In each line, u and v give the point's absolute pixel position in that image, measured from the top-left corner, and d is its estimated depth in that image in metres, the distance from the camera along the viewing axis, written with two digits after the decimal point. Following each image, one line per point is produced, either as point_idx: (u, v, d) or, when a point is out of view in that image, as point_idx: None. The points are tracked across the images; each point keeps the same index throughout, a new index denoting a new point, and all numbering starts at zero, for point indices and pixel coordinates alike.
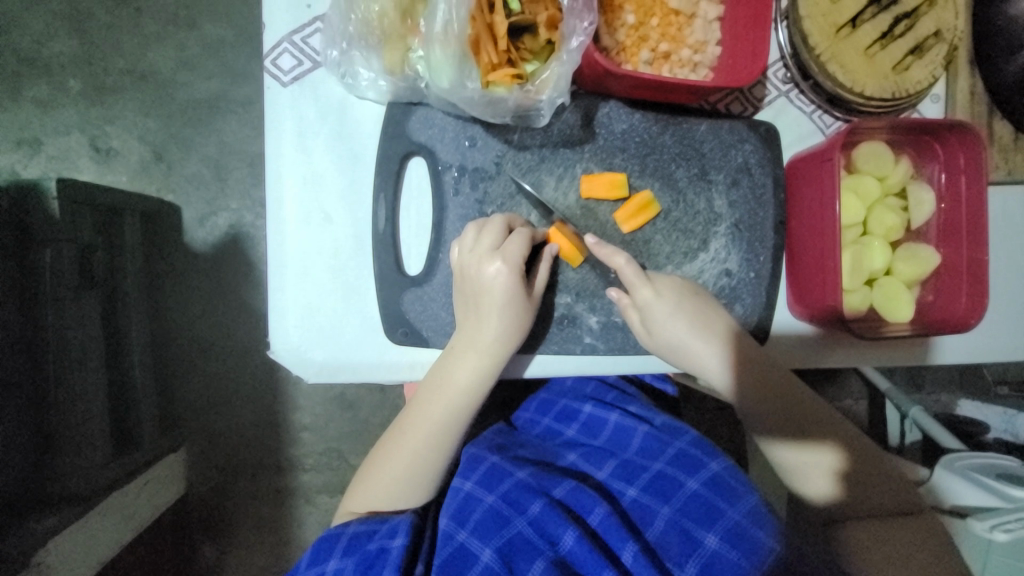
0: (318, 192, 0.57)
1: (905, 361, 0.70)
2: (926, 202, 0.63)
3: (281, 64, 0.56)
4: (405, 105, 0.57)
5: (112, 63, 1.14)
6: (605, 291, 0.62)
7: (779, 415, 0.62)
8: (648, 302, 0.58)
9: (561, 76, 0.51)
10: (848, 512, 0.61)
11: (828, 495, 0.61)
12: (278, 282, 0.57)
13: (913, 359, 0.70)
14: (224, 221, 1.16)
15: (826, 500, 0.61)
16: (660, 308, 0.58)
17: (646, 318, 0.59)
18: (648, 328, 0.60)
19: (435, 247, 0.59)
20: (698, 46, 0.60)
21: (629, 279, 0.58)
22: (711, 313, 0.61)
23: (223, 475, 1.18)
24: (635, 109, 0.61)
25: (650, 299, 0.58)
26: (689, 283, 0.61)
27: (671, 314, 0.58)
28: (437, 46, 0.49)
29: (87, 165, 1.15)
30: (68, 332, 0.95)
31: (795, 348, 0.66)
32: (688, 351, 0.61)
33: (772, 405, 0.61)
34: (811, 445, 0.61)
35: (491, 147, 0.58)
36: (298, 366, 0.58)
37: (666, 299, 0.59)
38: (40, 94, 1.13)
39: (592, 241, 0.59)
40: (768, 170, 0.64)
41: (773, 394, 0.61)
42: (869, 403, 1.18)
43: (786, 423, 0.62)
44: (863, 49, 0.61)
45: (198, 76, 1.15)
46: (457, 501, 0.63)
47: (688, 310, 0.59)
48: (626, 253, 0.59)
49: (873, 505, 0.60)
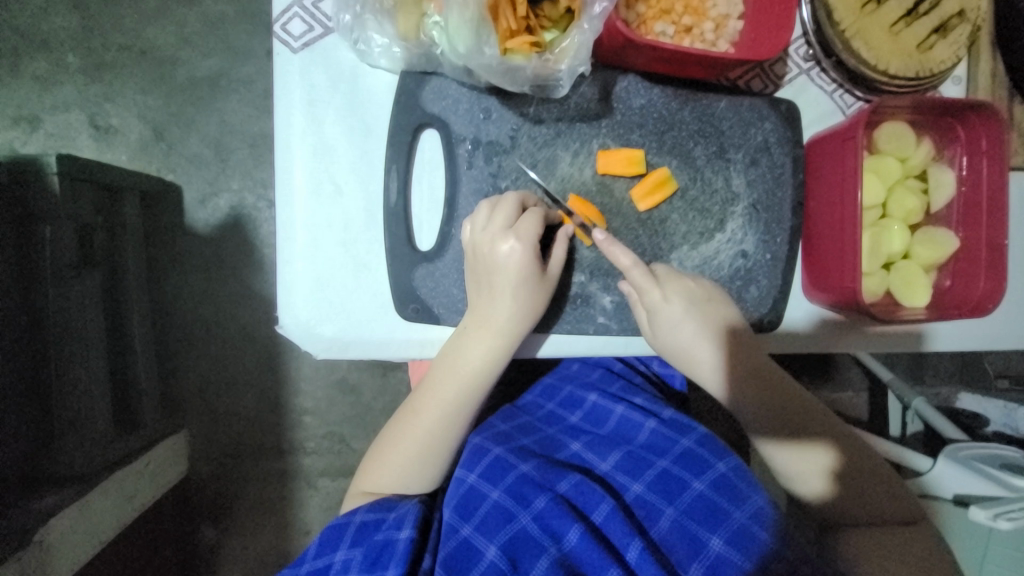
0: (328, 164, 0.56)
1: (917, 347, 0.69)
2: (945, 185, 0.62)
3: (291, 30, 0.54)
4: (418, 75, 0.55)
5: (112, 39, 1.12)
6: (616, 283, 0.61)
7: (773, 413, 0.62)
8: (657, 304, 0.58)
9: (582, 45, 0.49)
10: (841, 513, 0.60)
11: (812, 483, 0.61)
12: (288, 256, 0.56)
13: (920, 345, 0.69)
14: (226, 202, 1.15)
15: (819, 497, 0.61)
16: (668, 314, 0.58)
17: (654, 322, 0.59)
18: (655, 332, 0.60)
19: (448, 222, 0.57)
20: (719, 20, 0.58)
21: (637, 278, 0.58)
22: (719, 316, 0.60)
23: (225, 458, 1.18)
24: (653, 84, 0.59)
25: (660, 302, 0.58)
26: (696, 280, 0.60)
27: (678, 320, 0.58)
28: (456, 9, 0.47)
29: (86, 143, 1.12)
30: (69, 315, 0.93)
31: (804, 331, 0.66)
32: (683, 345, 0.61)
33: (767, 403, 0.62)
34: (807, 445, 0.61)
35: (506, 120, 0.57)
36: (306, 341, 0.56)
37: (676, 306, 0.58)
38: (38, 69, 1.11)
39: (601, 236, 0.57)
40: (786, 150, 0.63)
41: (767, 393, 0.62)
42: (874, 394, 1.17)
43: (780, 422, 0.62)
44: (888, 26, 0.59)
45: (199, 54, 1.12)
46: (461, 493, 0.63)
47: (696, 317, 0.59)
48: (635, 255, 0.58)
49: (870, 506, 0.60)
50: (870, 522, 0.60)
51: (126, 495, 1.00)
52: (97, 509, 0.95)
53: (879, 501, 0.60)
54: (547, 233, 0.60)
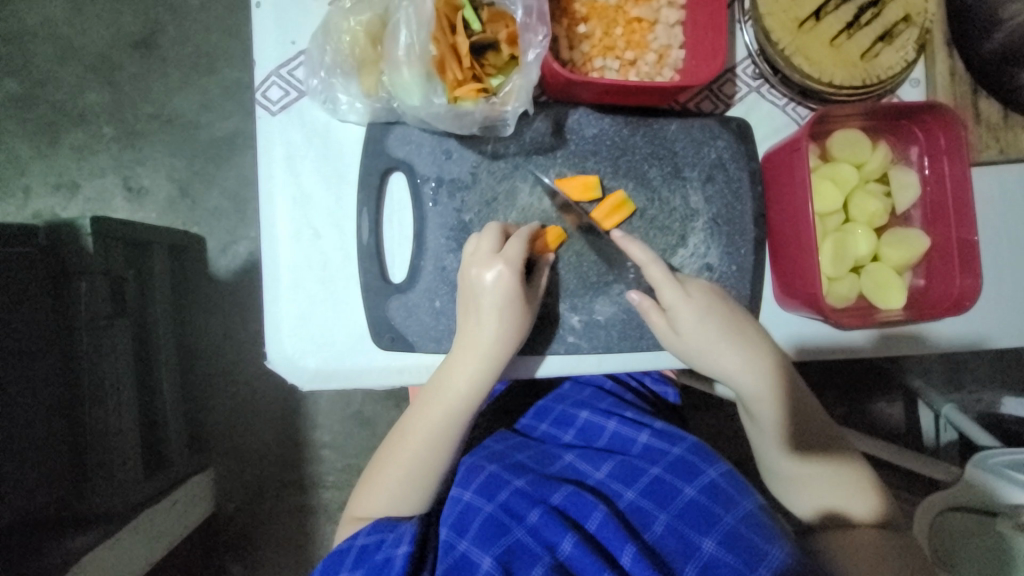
0: (307, 211, 0.61)
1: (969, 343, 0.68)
2: (909, 185, 0.63)
3: (270, 96, 0.61)
4: (383, 125, 0.61)
5: (141, 110, 1.25)
6: (623, 291, 0.64)
7: (787, 420, 0.64)
8: (675, 303, 0.61)
9: (523, 89, 0.54)
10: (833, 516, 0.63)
11: (812, 488, 0.64)
12: (273, 296, 0.61)
13: (980, 343, 0.68)
14: (244, 249, 1.24)
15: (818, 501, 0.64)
16: (687, 310, 0.60)
17: (674, 320, 0.61)
18: (675, 331, 0.61)
19: (418, 254, 0.62)
20: (662, 50, 0.62)
21: (660, 279, 0.60)
22: (740, 318, 0.62)
23: (247, 494, 1.22)
24: (604, 114, 0.63)
25: (679, 301, 0.60)
26: (706, 284, 0.63)
27: (698, 317, 0.60)
28: (404, 68, 0.54)
29: (120, 204, 1.24)
30: (99, 363, 1.01)
31: (854, 338, 0.66)
32: (705, 347, 0.61)
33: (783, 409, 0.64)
34: (813, 450, 0.64)
35: (466, 158, 0.62)
36: (292, 374, 0.61)
37: (696, 303, 0.61)
38: (76, 142, 1.24)
39: (619, 235, 0.61)
40: (742, 164, 0.65)
41: (785, 401, 0.64)
42: (909, 405, 1.13)
43: (793, 428, 0.64)
44: (828, 40, 0.61)
45: (218, 116, 1.24)
46: (456, 512, 0.64)
47: (718, 315, 0.61)
48: (653, 253, 0.61)
49: (862, 511, 0.62)
50: (882, 524, 0.62)
51: (152, 536, 1.04)
52: (127, 547, 0.99)
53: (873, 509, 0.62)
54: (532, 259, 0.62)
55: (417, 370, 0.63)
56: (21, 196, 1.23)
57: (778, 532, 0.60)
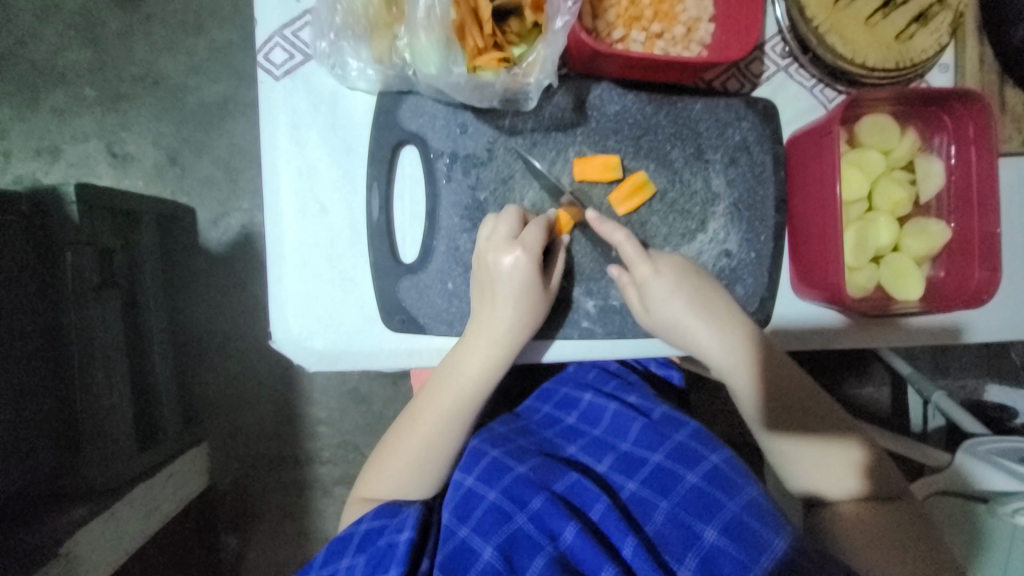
0: (314, 184, 0.58)
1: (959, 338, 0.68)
2: (934, 175, 0.61)
3: (273, 59, 0.58)
4: (395, 94, 0.58)
5: (126, 71, 1.18)
6: (605, 270, 0.62)
7: (775, 396, 0.63)
8: (647, 278, 0.58)
9: (547, 59, 0.51)
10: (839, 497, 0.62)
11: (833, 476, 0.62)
12: (278, 272, 0.59)
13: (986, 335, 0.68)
14: (237, 222, 1.19)
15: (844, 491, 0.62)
16: (658, 288, 0.58)
17: (645, 296, 0.59)
18: (645, 307, 0.60)
19: (430, 234, 0.60)
20: (691, 23, 0.59)
21: (630, 257, 0.58)
22: (713, 294, 0.60)
23: (242, 469, 1.21)
24: (627, 90, 0.60)
25: (650, 276, 0.58)
26: (684, 261, 0.61)
27: (669, 292, 0.58)
28: (422, 32, 0.50)
29: (105, 171, 1.18)
30: (94, 332, 0.97)
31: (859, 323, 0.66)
32: (676, 323, 0.60)
33: (768, 387, 0.62)
34: (825, 440, 0.62)
35: (482, 133, 0.59)
36: (299, 355, 0.59)
37: (665, 279, 0.58)
38: (57, 103, 1.17)
39: (593, 216, 0.59)
40: (767, 148, 0.63)
41: (766, 377, 0.62)
42: (894, 389, 1.14)
43: (783, 407, 0.63)
44: (864, 18, 0.59)
45: (207, 80, 1.17)
46: (458, 497, 0.63)
47: (688, 291, 0.59)
48: (626, 231, 0.59)
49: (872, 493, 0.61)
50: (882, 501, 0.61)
51: (148, 510, 1.04)
52: (123, 521, 0.99)
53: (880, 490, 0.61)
54: (552, 244, 0.60)
55: (429, 355, 0.62)
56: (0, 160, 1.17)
57: (782, 521, 0.59)
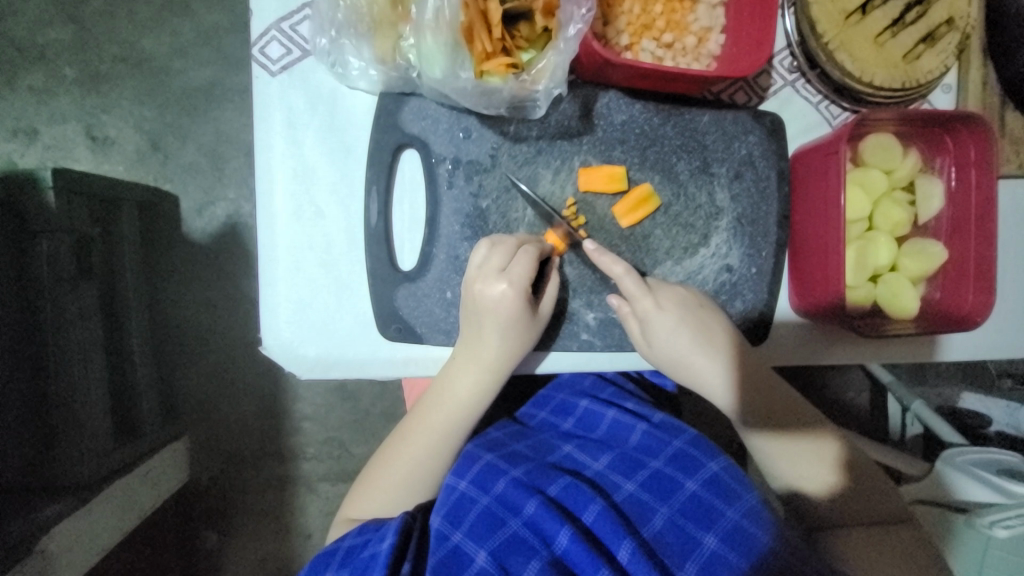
0: (309, 186, 0.56)
1: (953, 355, 0.70)
2: (934, 197, 0.62)
3: (269, 53, 0.55)
4: (398, 96, 0.56)
5: (107, 49, 1.12)
6: (605, 296, 0.61)
7: (770, 426, 0.63)
8: (647, 313, 0.58)
9: (558, 66, 0.51)
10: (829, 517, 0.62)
11: (825, 492, 0.62)
12: (270, 276, 0.56)
13: (976, 355, 0.70)
14: (222, 211, 1.15)
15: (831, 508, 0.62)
16: (660, 322, 0.57)
17: (646, 330, 0.59)
18: (647, 339, 0.60)
19: (429, 242, 0.58)
20: (702, 33, 0.58)
21: (627, 288, 0.58)
22: (716, 327, 0.60)
23: (226, 465, 1.18)
24: (634, 100, 0.59)
25: (650, 311, 0.58)
26: (691, 290, 0.60)
27: (671, 329, 0.58)
28: (429, 34, 0.49)
29: (84, 154, 1.13)
30: (69, 325, 0.92)
31: (853, 343, 0.66)
32: (675, 357, 0.60)
33: (765, 419, 0.63)
34: (824, 465, 0.62)
35: (486, 139, 0.57)
36: (290, 362, 0.57)
37: (667, 314, 0.58)
38: (34, 82, 1.11)
39: (591, 247, 0.57)
40: (771, 163, 0.62)
41: (764, 410, 0.62)
42: (874, 394, 1.15)
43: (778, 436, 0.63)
44: (873, 36, 0.58)
45: (193, 63, 1.12)
46: (450, 501, 0.61)
47: (690, 327, 0.59)
48: (626, 264, 0.58)
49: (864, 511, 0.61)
50: (874, 522, 0.60)
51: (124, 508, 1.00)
52: (98, 518, 0.95)
53: (875, 512, 0.61)
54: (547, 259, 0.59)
55: (426, 364, 0.60)
56: None
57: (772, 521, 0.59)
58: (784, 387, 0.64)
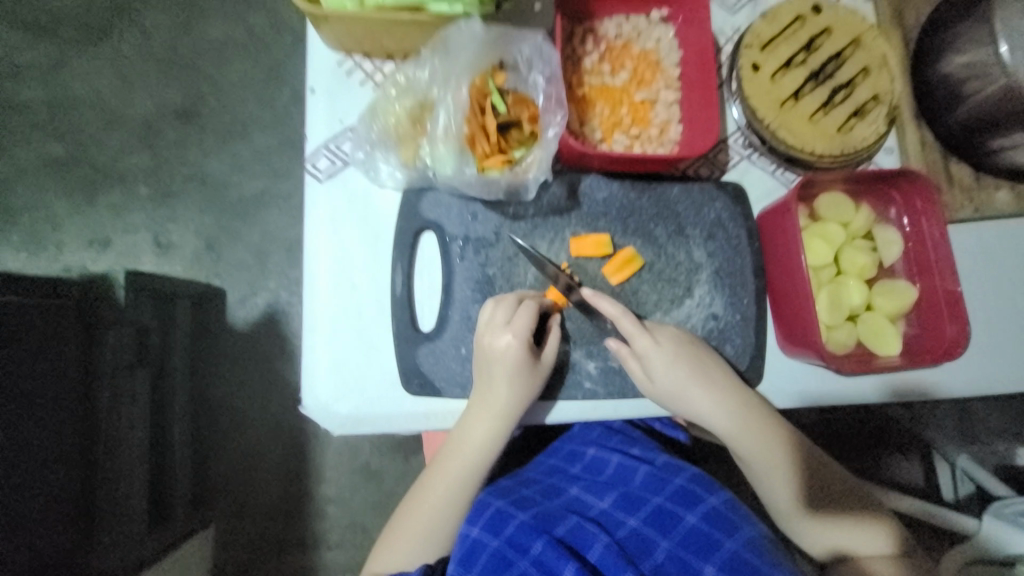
0: (345, 266, 0.68)
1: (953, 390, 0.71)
2: (894, 241, 0.69)
3: (318, 167, 0.70)
4: (417, 190, 0.69)
5: (178, 171, 1.35)
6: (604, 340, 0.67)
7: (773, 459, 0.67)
8: (646, 350, 0.64)
9: (542, 159, 0.64)
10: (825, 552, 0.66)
11: (820, 527, 0.66)
12: (310, 343, 0.66)
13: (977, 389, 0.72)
14: (263, 300, 1.28)
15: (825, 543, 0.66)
16: (660, 359, 0.64)
17: (648, 368, 0.64)
18: (650, 376, 0.65)
19: (445, 306, 0.67)
20: (663, 125, 0.71)
21: (627, 330, 0.65)
22: (711, 362, 0.66)
23: (252, 554, 1.20)
24: (613, 179, 0.71)
25: (649, 348, 0.64)
26: (684, 331, 0.67)
27: (669, 364, 0.64)
28: (440, 144, 0.65)
29: (149, 258, 1.32)
30: (123, 410, 1.06)
31: (845, 379, 0.70)
32: (678, 390, 0.65)
33: (767, 449, 0.66)
34: (819, 499, 0.66)
35: (490, 219, 0.68)
36: (325, 419, 0.64)
37: (665, 350, 0.64)
38: (114, 200, 1.33)
39: (589, 292, 0.66)
40: (740, 224, 0.72)
41: (767, 439, 0.66)
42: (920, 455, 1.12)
43: (778, 470, 0.67)
44: (808, 116, 0.70)
45: (247, 177, 1.34)
46: (463, 546, 0.62)
47: (687, 360, 0.65)
48: (622, 305, 0.66)
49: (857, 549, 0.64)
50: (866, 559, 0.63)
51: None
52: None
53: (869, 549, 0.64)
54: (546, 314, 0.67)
55: (445, 417, 0.67)
56: (54, 250, 1.30)
57: (776, 554, 0.60)
58: (784, 419, 0.68)
